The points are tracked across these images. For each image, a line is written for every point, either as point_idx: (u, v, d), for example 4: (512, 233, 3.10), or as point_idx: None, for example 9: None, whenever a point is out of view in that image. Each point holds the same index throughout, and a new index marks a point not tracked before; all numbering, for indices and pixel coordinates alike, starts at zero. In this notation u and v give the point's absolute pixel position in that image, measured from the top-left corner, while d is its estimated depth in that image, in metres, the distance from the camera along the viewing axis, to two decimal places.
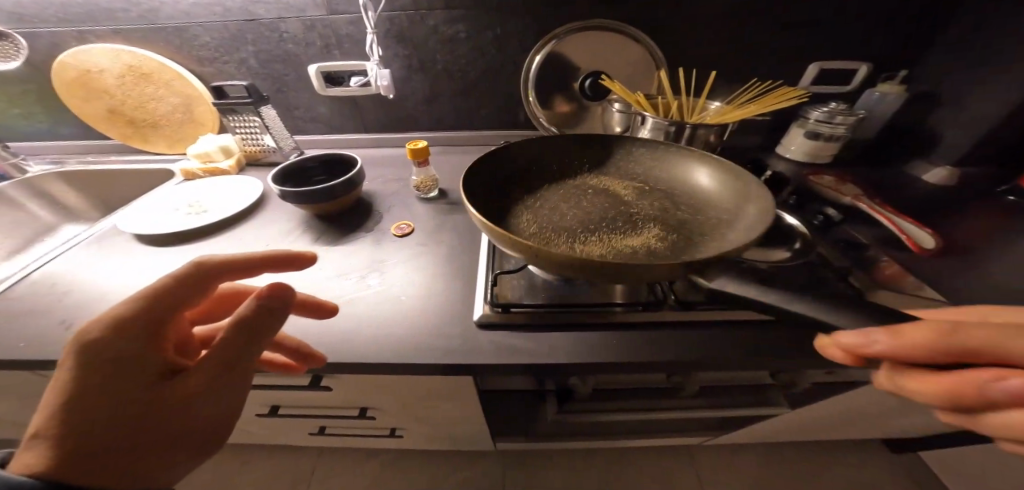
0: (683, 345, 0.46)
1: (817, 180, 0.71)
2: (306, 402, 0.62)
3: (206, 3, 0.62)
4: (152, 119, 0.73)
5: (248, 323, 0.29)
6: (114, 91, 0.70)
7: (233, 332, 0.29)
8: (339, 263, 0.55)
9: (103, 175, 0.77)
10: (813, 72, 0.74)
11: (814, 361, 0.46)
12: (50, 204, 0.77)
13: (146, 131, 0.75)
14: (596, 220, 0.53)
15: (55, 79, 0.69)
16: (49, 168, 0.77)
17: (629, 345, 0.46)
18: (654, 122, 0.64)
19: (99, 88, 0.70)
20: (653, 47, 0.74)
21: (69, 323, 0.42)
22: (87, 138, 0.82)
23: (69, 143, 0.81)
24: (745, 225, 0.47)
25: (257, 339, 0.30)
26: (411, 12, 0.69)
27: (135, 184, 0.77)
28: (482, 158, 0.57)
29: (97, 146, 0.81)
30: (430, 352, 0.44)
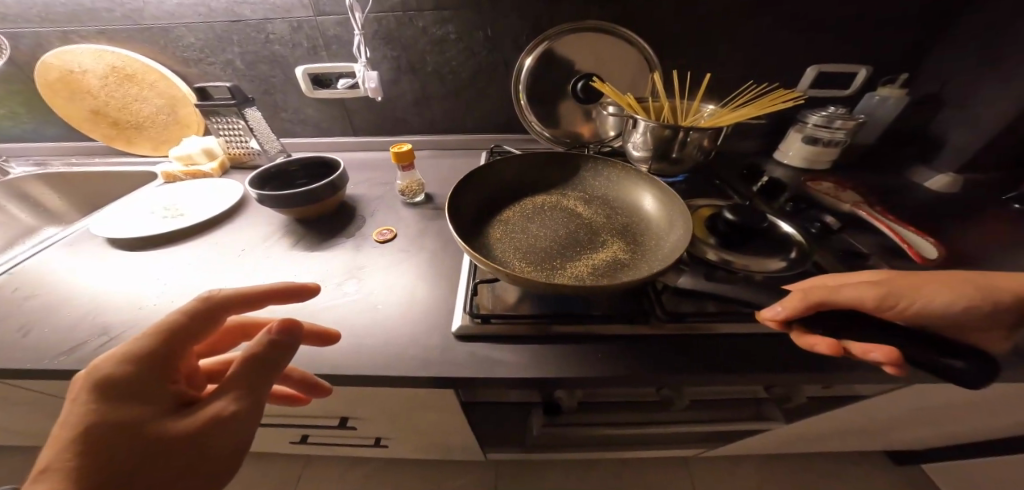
0: (667, 359, 0.44)
1: (815, 187, 0.69)
2: (288, 410, 0.60)
3: (191, 4, 0.62)
4: (137, 120, 0.73)
5: (257, 356, 0.29)
6: (98, 92, 0.69)
7: (243, 365, 0.29)
8: (316, 269, 0.53)
9: (87, 177, 0.76)
10: (811, 75, 0.72)
11: (809, 376, 0.44)
12: (34, 206, 0.77)
13: (131, 133, 0.74)
14: (560, 239, 0.53)
15: (39, 79, 0.68)
16: (32, 170, 0.76)
17: (609, 359, 0.44)
18: (647, 126, 0.63)
19: (83, 89, 0.69)
20: (647, 51, 0.72)
21: (27, 330, 0.41)
22: (73, 139, 0.81)
23: (56, 144, 0.81)
24: (669, 253, 0.47)
25: (270, 372, 0.29)
26: (399, 14, 0.68)
27: (119, 187, 0.76)
28: (461, 181, 0.55)
29: (83, 147, 0.80)
30: (404, 364, 0.42)
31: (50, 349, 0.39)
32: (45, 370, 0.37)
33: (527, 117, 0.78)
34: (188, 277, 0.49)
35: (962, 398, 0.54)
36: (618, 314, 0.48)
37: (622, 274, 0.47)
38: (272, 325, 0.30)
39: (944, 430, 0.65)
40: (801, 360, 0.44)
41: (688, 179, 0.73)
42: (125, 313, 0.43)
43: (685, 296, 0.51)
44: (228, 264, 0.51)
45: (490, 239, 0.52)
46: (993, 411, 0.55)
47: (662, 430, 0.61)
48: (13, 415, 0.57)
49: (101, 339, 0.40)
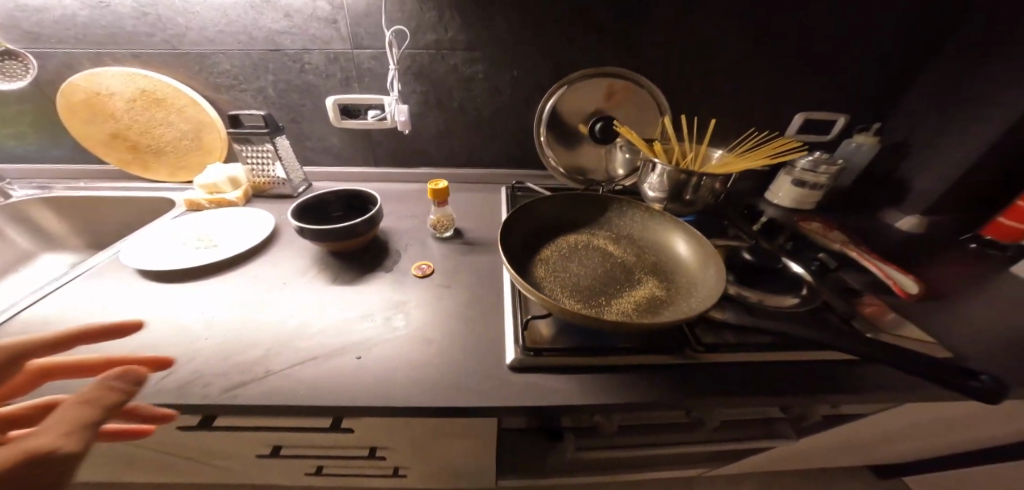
0: (709, 385, 0.48)
1: (806, 225, 0.78)
2: (314, 442, 0.56)
3: (232, 31, 0.61)
4: (158, 145, 0.69)
5: (86, 399, 0.24)
6: (122, 114, 0.66)
7: (66, 409, 0.23)
8: (359, 303, 0.52)
9: (91, 201, 0.71)
10: (799, 121, 0.81)
11: (830, 397, 0.49)
12: (33, 231, 0.72)
13: (149, 158, 0.70)
14: (599, 278, 0.58)
15: (60, 100, 0.64)
16: (35, 193, 0.71)
17: (656, 387, 0.47)
18: (664, 170, 0.69)
19: (106, 111, 0.65)
20: (656, 95, 0.78)
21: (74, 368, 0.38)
22: (76, 161, 0.75)
23: (57, 167, 0.74)
24: (705, 290, 0.52)
25: (103, 414, 0.24)
26: (433, 52, 0.70)
27: (128, 211, 0.72)
28: (505, 223, 0.58)
29: (89, 170, 0.75)
30: (466, 395, 0.43)
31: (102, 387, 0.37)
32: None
33: (546, 154, 0.81)
34: (235, 309, 0.48)
35: (943, 416, 0.61)
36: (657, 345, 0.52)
37: (663, 310, 0.52)
38: (109, 371, 0.26)
39: (924, 443, 0.72)
40: (823, 386, 0.49)
41: (700, 215, 0.79)
42: (174, 345, 0.42)
43: (714, 327, 0.56)
44: (272, 297, 0.50)
45: (536, 277, 0.55)
46: (969, 426, 0.62)
47: (695, 448, 0.62)
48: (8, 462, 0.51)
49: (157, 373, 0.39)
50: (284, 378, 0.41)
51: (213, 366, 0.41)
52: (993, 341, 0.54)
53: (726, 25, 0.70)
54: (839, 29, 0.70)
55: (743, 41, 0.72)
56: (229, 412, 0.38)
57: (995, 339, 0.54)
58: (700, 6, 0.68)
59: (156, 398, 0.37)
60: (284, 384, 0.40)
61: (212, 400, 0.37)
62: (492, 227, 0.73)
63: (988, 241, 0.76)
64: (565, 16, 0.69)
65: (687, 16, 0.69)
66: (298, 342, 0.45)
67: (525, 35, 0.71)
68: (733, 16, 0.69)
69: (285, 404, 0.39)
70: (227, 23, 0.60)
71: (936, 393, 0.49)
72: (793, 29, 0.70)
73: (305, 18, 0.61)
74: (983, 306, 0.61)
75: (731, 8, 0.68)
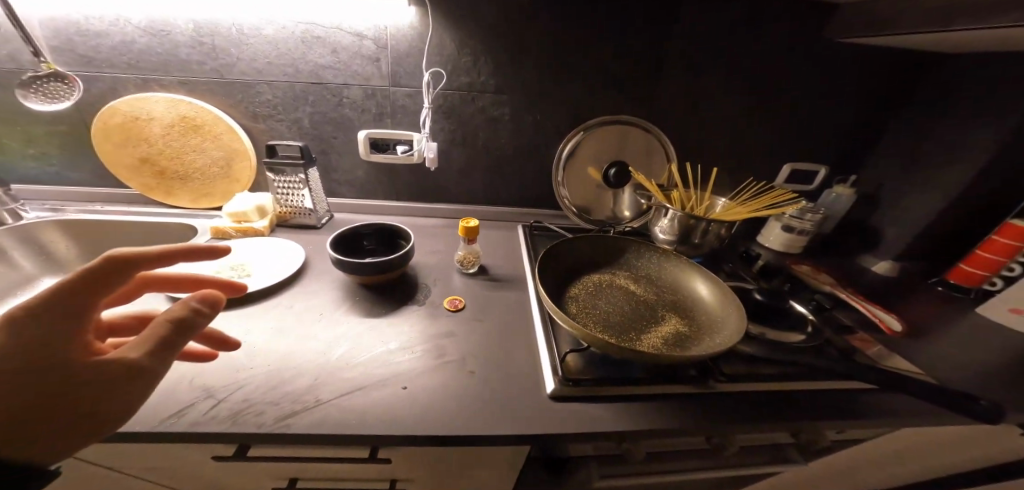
0: (735, 413, 0.51)
1: (797, 268, 0.86)
2: (334, 474, 0.53)
3: (281, 64, 0.66)
4: (186, 170, 0.71)
5: (174, 320, 0.30)
6: (156, 139, 0.67)
7: (157, 328, 0.30)
8: (394, 337, 0.54)
9: (107, 224, 0.70)
10: (787, 171, 0.90)
11: (841, 424, 0.53)
12: (36, 253, 0.69)
13: (174, 183, 0.71)
14: (627, 315, 0.61)
15: (97, 124, 0.65)
16: (46, 214, 0.69)
17: (691, 415, 0.50)
18: (676, 215, 0.73)
19: (141, 135, 0.67)
20: (667, 145, 0.83)
21: None
22: (96, 184, 0.75)
23: (76, 189, 0.74)
24: (728, 328, 0.56)
25: (177, 342, 0.30)
26: (464, 93, 0.74)
27: (145, 236, 0.71)
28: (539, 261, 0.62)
29: (106, 192, 0.74)
30: (511, 423, 0.44)
31: (152, 418, 0.38)
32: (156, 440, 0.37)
33: (560, 192, 0.85)
34: (280, 339, 0.51)
35: (933, 445, 0.66)
36: (685, 375, 0.55)
37: (692, 346, 0.55)
38: (191, 295, 0.31)
39: (911, 472, 0.77)
40: (834, 414, 0.53)
41: (706, 255, 0.84)
42: (220, 377, 0.44)
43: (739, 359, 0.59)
44: (309, 330, 0.53)
45: (568, 312, 0.58)
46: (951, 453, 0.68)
47: (714, 473, 0.64)
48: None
49: (208, 402, 0.41)
50: (335, 408, 0.42)
51: (264, 396, 0.42)
52: (971, 379, 0.60)
53: (727, 87, 0.79)
54: (818, 96, 0.82)
55: (742, 100, 0.81)
56: (283, 442, 0.39)
57: (973, 378, 0.61)
58: (705, 69, 0.77)
59: (212, 427, 0.38)
60: (335, 413, 0.42)
61: (268, 429, 0.39)
62: (513, 264, 0.76)
63: (952, 285, 0.85)
64: (590, 69, 0.75)
65: (694, 77, 0.78)
66: (343, 373, 0.47)
67: (551, 83, 0.76)
68: (732, 79, 0.79)
69: (340, 433, 0.40)
70: (277, 57, 0.65)
71: (930, 418, 0.55)
72: (780, 93, 0.81)
73: (350, 55, 0.66)
74: (954, 344, 0.68)
75: (730, 73, 0.78)
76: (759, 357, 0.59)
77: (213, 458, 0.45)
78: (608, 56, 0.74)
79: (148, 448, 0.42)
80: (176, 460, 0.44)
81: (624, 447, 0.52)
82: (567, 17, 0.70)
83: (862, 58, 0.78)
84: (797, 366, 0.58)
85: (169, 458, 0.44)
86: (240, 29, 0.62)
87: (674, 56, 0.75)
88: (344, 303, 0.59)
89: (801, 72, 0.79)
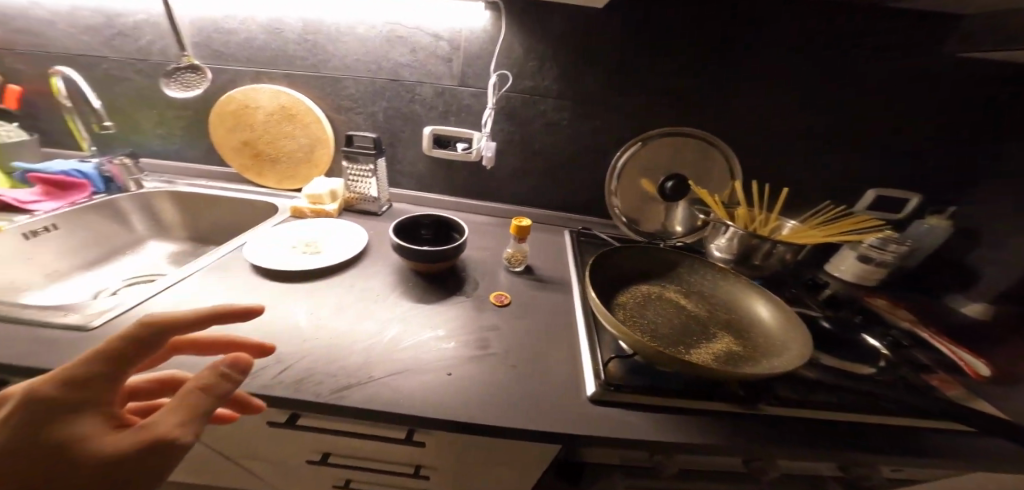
0: (792, 445, 0.47)
1: (871, 301, 0.78)
2: (363, 453, 0.55)
3: (366, 61, 0.72)
4: (276, 154, 0.79)
5: (202, 387, 0.26)
6: (258, 124, 0.76)
7: (186, 394, 0.26)
8: (443, 323, 0.57)
9: (205, 198, 0.80)
10: (871, 196, 0.81)
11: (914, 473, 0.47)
12: (148, 219, 0.80)
13: (265, 166, 0.80)
14: (676, 328, 0.59)
15: (216, 109, 0.76)
16: (162, 185, 0.81)
17: (742, 435, 0.46)
18: (739, 234, 0.69)
19: (246, 121, 0.76)
20: (734, 162, 0.79)
21: (205, 352, 0.44)
22: (201, 162, 0.86)
23: (185, 165, 0.85)
24: (789, 351, 0.52)
25: (206, 410, 0.26)
26: (527, 96, 0.76)
27: (233, 210, 0.80)
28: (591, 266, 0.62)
29: (208, 170, 0.85)
30: (549, 419, 0.44)
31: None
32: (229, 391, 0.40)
33: (612, 201, 0.83)
34: (342, 314, 0.54)
35: None
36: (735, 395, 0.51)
37: (745, 366, 0.52)
38: (221, 358, 0.27)
39: None
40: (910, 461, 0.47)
41: (765, 278, 0.79)
42: (289, 344, 0.48)
43: (802, 385, 0.54)
44: (366, 307, 0.57)
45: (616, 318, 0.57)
46: None
47: None
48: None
49: (276, 367, 0.44)
50: (384, 385, 0.44)
51: (323, 368, 0.45)
52: None
53: (804, 101, 0.76)
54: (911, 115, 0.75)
55: (820, 114, 0.77)
56: (335, 412, 0.41)
57: None
58: (781, 81, 0.74)
59: (278, 383, 0.42)
60: (386, 389, 0.44)
61: (325, 398, 0.41)
62: (559, 267, 0.76)
63: None
64: (660, 76, 0.74)
65: (769, 90, 0.75)
66: (394, 353, 0.49)
67: (617, 90, 0.76)
68: (811, 91, 0.75)
69: (388, 408, 0.42)
70: (365, 55, 0.72)
71: None
72: (865, 109, 0.76)
73: (427, 54, 0.71)
74: None
75: (809, 85, 0.74)
76: (821, 388, 0.54)
77: (268, 423, 0.49)
78: (680, 64, 0.73)
79: None
80: (235, 419, 0.49)
81: (660, 460, 0.50)
82: (640, 25, 0.70)
83: (968, 75, 0.71)
84: (867, 401, 0.52)
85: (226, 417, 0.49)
86: (338, 28, 0.69)
87: (749, 66, 0.73)
88: (398, 286, 0.62)
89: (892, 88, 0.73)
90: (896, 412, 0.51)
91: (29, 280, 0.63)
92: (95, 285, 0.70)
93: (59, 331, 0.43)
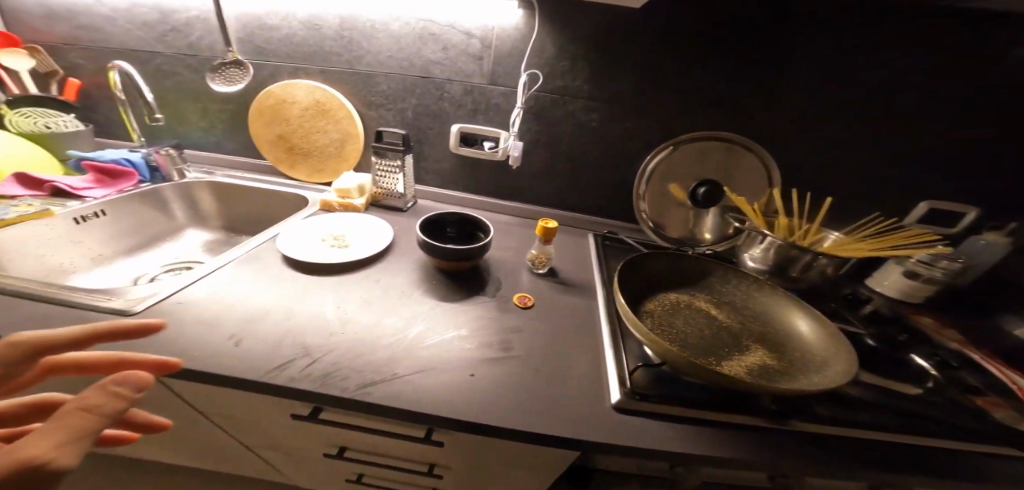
0: (832, 468, 0.44)
1: (918, 319, 0.72)
2: (378, 448, 0.55)
3: (398, 58, 0.73)
4: (309, 148, 0.81)
5: (91, 406, 0.21)
6: (293, 119, 0.78)
7: (65, 414, 0.20)
8: (466, 322, 0.56)
9: (239, 189, 0.82)
10: (923, 210, 0.78)
11: None
12: (187, 209, 0.84)
13: (297, 159, 0.82)
14: (706, 339, 0.56)
15: (255, 103, 0.78)
16: (202, 176, 0.84)
17: (779, 454, 0.43)
18: (777, 245, 0.65)
19: (282, 115, 0.78)
20: (773, 169, 0.76)
21: (238, 340, 0.45)
22: (237, 155, 0.89)
23: (222, 157, 0.88)
24: (831, 368, 0.48)
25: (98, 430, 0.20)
26: (557, 96, 0.75)
27: (265, 202, 0.83)
28: (620, 271, 0.60)
29: (243, 163, 0.88)
30: (572, 425, 0.43)
31: (262, 368, 0.42)
32: (256, 379, 0.41)
33: (640, 205, 0.81)
34: (369, 308, 0.55)
35: None
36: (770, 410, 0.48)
37: (783, 381, 0.49)
38: (111, 375, 0.22)
39: None
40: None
41: (801, 290, 0.75)
42: (317, 336, 0.48)
43: (844, 405, 0.50)
44: (391, 302, 0.57)
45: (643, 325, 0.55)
46: None
47: None
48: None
49: (305, 360, 0.44)
50: (406, 383, 0.44)
51: (349, 363, 0.45)
52: None
53: (853, 106, 0.72)
54: (975, 121, 0.69)
55: (868, 119, 0.72)
56: (360, 408, 0.41)
57: None
58: (829, 84, 0.70)
59: (305, 375, 0.42)
60: (409, 387, 0.43)
61: (350, 394, 0.41)
62: (584, 271, 0.74)
63: None
64: (698, 76, 0.71)
65: (817, 92, 0.71)
66: (417, 350, 0.49)
67: (650, 91, 0.74)
68: (861, 94, 0.70)
69: (411, 406, 0.41)
70: (398, 52, 0.72)
71: None
72: (908, 114, 0.71)
73: (458, 52, 0.71)
74: None
75: (860, 87, 0.70)
76: (865, 408, 0.50)
77: (291, 415, 0.49)
78: (720, 64, 0.70)
79: (240, 396, 0.48)
80: (259, 410, 0.50)
81: (686, 474, 0.48)
82: (679, 23, 0.67)
83: None
84: (917, 426, 0.48)
85: (249, 408, 0.49)
86: (373, 25, 0.70)
87: (794, 67, 0.69)
88: (422, 283, 0.62)
89: (941, 92, 0.68)
90: (951, 440, 0.47)
91: (76, 262, 0.67)
92: (136, 270, 0.73)
93: (106, 315, 0.45)
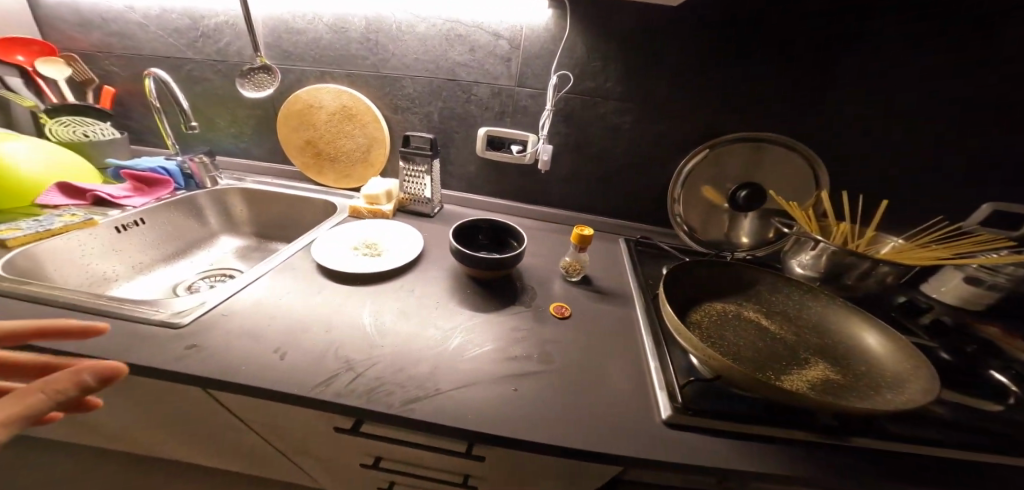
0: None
1: (985, 330, 0.67)
2: (416, 460, 0.53)
3: (425, 61, 0.71)
4: (336, 154, 0.80)
5: None
6: (319, 124, 0.77)
7: None
8: (504, 332, 0.54)
9: (268, 195, 0.82)
10: (984, 212, 0.71)
11: None
12: (219, 215, 0.83)
13: (325, 165, 0.82)
14: (761, 352, 0.52)
15: (283, 109, 0.77)
16: (232, 182, 0.84)
17: (856, 478, 0.40)
18: (828, 249, 0.62)
19: (309, 121, 0.77)
20: (821, 169, 0.72)
21: (283, 352, 0.43)
22: (264, 161, 0.88)
23: (249, 163, 0.88)
24: (908, 385, 0.44)
25: None
26: (587, 98, 0.72)
27: (293, 207, 0.82)
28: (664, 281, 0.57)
29: (270, 169, 0.88)
30: (626, 442, 0.40)
31: (307, 382, 0.40)
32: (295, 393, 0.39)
33: (676, 208, 0.79)
34: (405, 318, 0.53)
35: None
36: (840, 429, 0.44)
37: (853, 398, 0.45)
38: None
39: None
40: None
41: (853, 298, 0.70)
42: (358, 348, 0.46)
43: (920, 423, 0.46)
44: (427, 311, 0.55)
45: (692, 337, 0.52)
46: None
47: None
48: (152, 419, 0.53)
49: (348, 375, 0.42)
50: (451, 399, 0.42)
51: (390, 377, 0.43)
52: None
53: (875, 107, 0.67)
54: (995, 124, 0.65)
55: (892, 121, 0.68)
56: (403, 424, 0.39)
57: None
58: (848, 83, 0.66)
59: (344, 389, 0.40)
60: (453, 403, 0.41)
61: (395, 410, 0.39)
62: (620, 278, 0.71)
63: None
64: (733, 74, 0.68)
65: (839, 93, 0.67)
66: (458, 363, 0.47)
67: (686, 89, 0.70)
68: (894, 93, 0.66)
69: (456, 422, 0.39)
70: (425, 55, 0.71)
71: None
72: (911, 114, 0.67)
73: (486, 53, 0.69)
74: None
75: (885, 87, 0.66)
76: (942, 426, 0.46)
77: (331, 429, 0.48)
78: (750, 63, 0.67)
79: (283, 407, 0.47)
80: (299, 423, 0.48)
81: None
82: (717, 18, 0.64)
83: None
84: (1005, 447, 0.44)
85: (289, 420, 0.48)
86: (401, 27, 0.69)
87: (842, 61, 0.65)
88: (455, 291, 0.60)
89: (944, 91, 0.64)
90: None
91: (118, 269, 0.67)
92: (173, 276, 0.73)
93: (155, 327, 0.44)
